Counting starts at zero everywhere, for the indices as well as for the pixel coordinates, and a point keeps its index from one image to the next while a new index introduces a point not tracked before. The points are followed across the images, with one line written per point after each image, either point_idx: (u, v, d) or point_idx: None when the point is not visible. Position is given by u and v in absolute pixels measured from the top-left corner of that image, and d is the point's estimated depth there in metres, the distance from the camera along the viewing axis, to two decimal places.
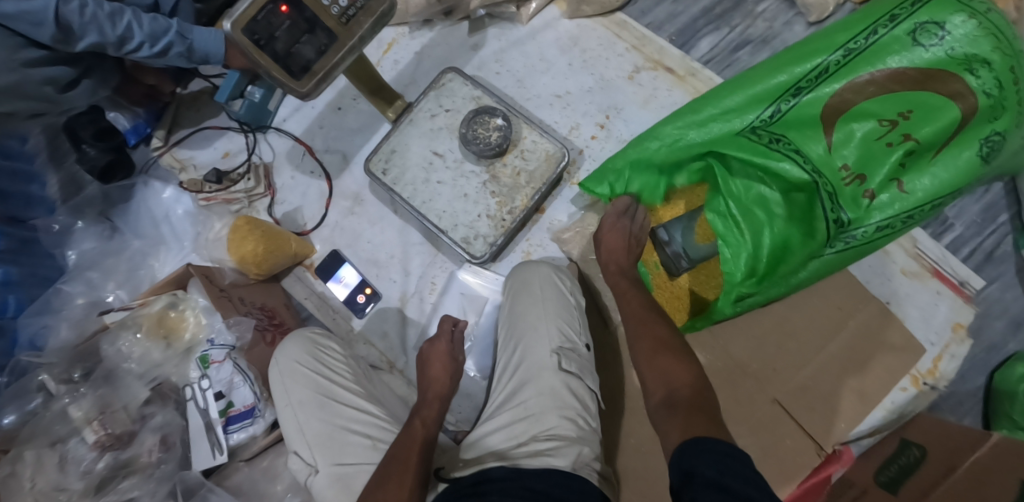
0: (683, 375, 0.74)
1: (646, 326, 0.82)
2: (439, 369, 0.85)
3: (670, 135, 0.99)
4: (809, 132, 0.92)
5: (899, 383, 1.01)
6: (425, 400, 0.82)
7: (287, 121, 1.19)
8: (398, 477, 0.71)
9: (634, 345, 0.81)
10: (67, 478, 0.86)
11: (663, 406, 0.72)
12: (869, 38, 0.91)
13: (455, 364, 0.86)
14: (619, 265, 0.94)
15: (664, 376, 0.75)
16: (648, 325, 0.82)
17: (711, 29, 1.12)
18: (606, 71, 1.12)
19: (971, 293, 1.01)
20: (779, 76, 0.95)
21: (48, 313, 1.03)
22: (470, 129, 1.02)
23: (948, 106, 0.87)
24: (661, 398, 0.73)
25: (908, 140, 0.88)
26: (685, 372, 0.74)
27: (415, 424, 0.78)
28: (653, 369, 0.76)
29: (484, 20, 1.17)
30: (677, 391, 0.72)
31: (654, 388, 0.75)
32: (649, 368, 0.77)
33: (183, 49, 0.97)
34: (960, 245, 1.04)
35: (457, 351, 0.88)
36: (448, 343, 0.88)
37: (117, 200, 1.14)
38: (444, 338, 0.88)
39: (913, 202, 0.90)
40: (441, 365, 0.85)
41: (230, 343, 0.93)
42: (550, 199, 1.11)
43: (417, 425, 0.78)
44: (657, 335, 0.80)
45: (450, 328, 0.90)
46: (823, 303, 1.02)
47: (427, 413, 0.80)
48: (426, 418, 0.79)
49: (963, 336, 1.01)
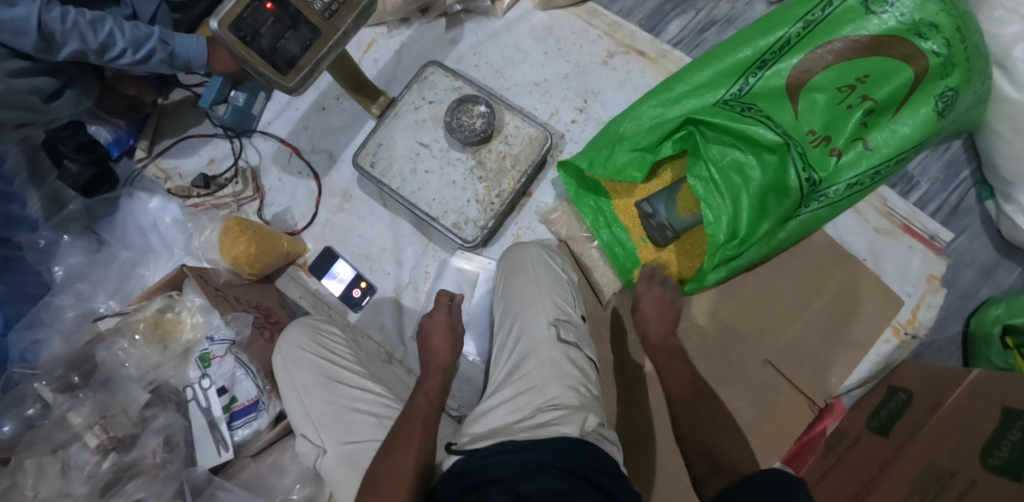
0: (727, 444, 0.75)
1: (696, 402, 0.83)
2: (440, 341, 0.88)
3: (647, 114, 1.02)
4: (777, 102, 0.97)
5: (881, 335, 1.05)
6: (427, 373, 0.84)
7: (271, 124, 1.21)
8: (405, 447, 0.73)
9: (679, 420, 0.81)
10: (70, 483, 0.85)
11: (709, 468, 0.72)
12: (825, 9, 0.96)
13: (455, 336, 0.89)
14: (658, 336, 0.95)
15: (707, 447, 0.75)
16: (693, 405, 0.83)
17: (678, 13, 1.17)
18: (581, 57, 1.16)
19: (941, 245, 1.06)
20: (744, 51, 1.00)
21: (40, 327, 1.02)
22: (454, 118, 1.04)
23: (901, 68, 0.93)
24: (705, 462, 0.73)
25: (867, 100, 0.93)
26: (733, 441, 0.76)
27: (418, 397, 0.80)
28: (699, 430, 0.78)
29: (460, 16, 1.20)
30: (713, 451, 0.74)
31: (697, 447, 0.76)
32: (693, 435, 0.78)
33: (165, 55, 0.98)
34: (927, 202, 1.09)
35: (455, 322, 0.91)
36: (446, 315, 0.91)
37: (101, 214, 1.13)
38: (442, 311, 0.91)
39: (879, 159, 0.95)
40: (442, 337, 0.88)
41: (230, 338, 0.93)
42: (535, 183, 1.14)
43: (421, 397, 0.79)
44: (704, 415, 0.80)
45: (447, 302, 0.93)
46: (804, 264, 1.07)
47: (431, 385, 0.82)
48: (429, 392, 0.81)
49: (938, 287, 1.05)
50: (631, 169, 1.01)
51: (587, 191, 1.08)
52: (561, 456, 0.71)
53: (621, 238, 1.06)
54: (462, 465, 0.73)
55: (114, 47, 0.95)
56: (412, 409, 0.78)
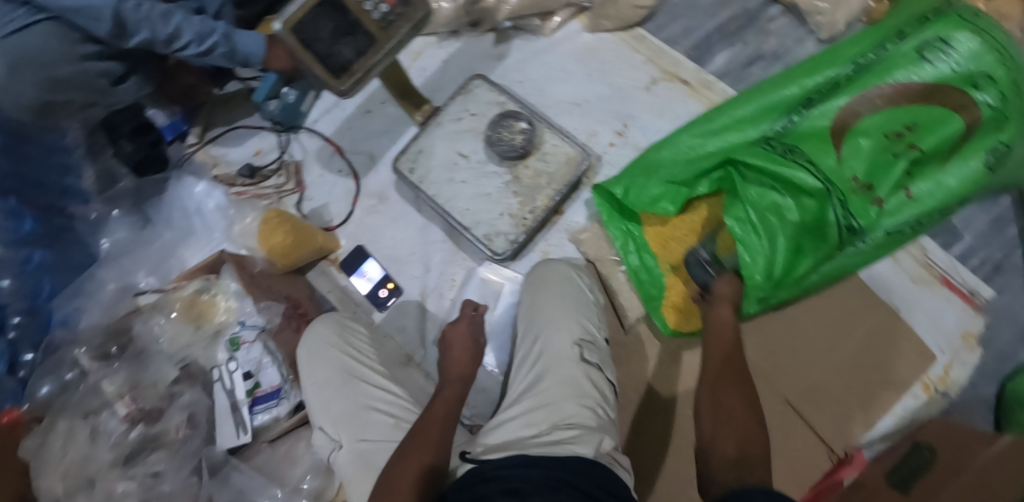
0: (760, 450, 0.69)
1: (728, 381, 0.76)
2: (461, 351, 0.88)
3: (687, 143, 1.03)
4: (819, 144, 0.95)
5: (909, 389, 1.02)
6: (445, 381, 0.85)
7: (318, 122, 1.25)
8: (421, 453, 0.73)
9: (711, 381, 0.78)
10: (97, 449, 0.88)
11: (733, 464, 0.66)
12: (877, 54, 0.96)
13: (476, 345, 0.90)
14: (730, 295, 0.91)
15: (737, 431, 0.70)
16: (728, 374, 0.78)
17: (725, 45, 1.17)
18: (623, 81, 1.17)
19: (980, 302, 1.04)
20: (790, 89, 0.99)
21: (82, 297, 1.10)
22: (495, 132, 1.07)
23: (949, 117, 0.91)
24: (732, 457, 0.67)
25: (913, 149, 0.92)
26: (757, 439, 0.69)
27: (436, 402, 0.81)
28: (725, 424, 0.71)
29: (510, 32, 1.23)
30: (741, 461, 0.66)
31: (723, 446, 0.69)
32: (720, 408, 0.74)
33: (228, 49, 1.03)
34: (969, 255, 1.06)
35: (476, 333, 0.92)
36: (469, 326, 0.92)
37: (150, 193, 1.20)
38: (464, 321, 0.93)
39: (921, 209, 0.93)
40: (462, 346, 0.89)
41: (259, 324, 0.99)
42: (568, 202, 1.14)
43: (439, 403, 0.81)
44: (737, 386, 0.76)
45: (471, 312, 0.94)
46: (835, 305, 1.05)
47: (449, 392, 0.83)
48: (448, 397, 0.82)
49: (973, 345, 1.03)
50: (665, 201, 1.02)
51: (620, 214, 1.07)
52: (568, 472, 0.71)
53: (649, 264, 1.05)
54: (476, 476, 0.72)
55: (180, 39, 1.00)
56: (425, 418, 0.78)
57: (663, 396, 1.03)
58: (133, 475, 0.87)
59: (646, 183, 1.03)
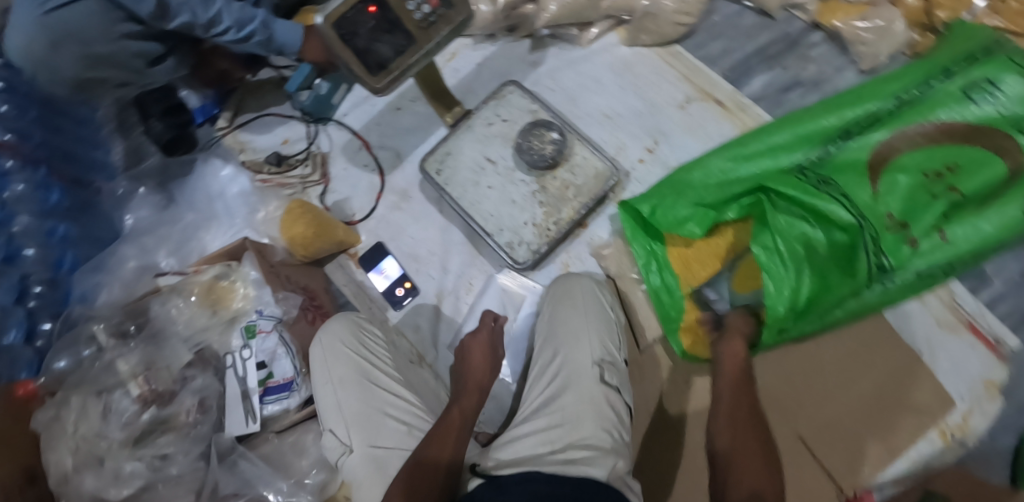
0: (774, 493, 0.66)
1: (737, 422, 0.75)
2: (479, 357, 0.87)
3: (718, 167, 1.01)
4: (855, 179, 0.93)
5: (926, 433, 0.99)
6: (464, 389, 0.84)
7: (346, 116, 1.24)
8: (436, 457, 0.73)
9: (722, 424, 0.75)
10: (109, 427, 0.88)
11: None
12: (921, 90, 0.95)
13: (493, 355, 0.89)
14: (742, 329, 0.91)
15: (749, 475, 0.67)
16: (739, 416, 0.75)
17: (764, 69, 1.16)
18: (657, 97, 1.16)
19: (1006, 351, 1.01)
20: (828, 119, 0.98)
21: (102, 272, 1.09)
22: (526, 140, 1.06)
23: (993, 160, 0.90)
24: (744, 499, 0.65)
25: (953, 191, 0.90)
26: (771, 487, 0.66)
27: (452, 413, 0.80)
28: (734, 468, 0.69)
29: (546, 40, 1.22)
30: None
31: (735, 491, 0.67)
32: (731, 451, 0.71)
33: (264, 38, 1.03)
34: (998, 302, 1.04)
35: (495, 343, 0.91)
36: (488, 336, 0.91)
37: (174, 173, 1.22)
38: (485, 331, 0.92)
39: (954, 252, 0.91)
40: (482, 351, 0.88)
41: (277, 315, 0.98)
42: (592, 216, 1.13)
43: (457, 408, 0.80)
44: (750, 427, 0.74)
45: (490, 322, 0.94)
46: (856, 343, 1.03)
47: (466, 403, 0.82)
48: (464, 409, 0.80)
49: (994, 394, 1.00)
50: (692, 223, 1.01)
51: (645, 231, 1.06)
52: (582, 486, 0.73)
53: (670, 284, 1.04)
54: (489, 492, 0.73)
55: (220, 24, 1.00)
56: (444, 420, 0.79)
57: (672, 420, 1.02)
58: (141, 457, 0.88)
59: (674, 204, 1.02)
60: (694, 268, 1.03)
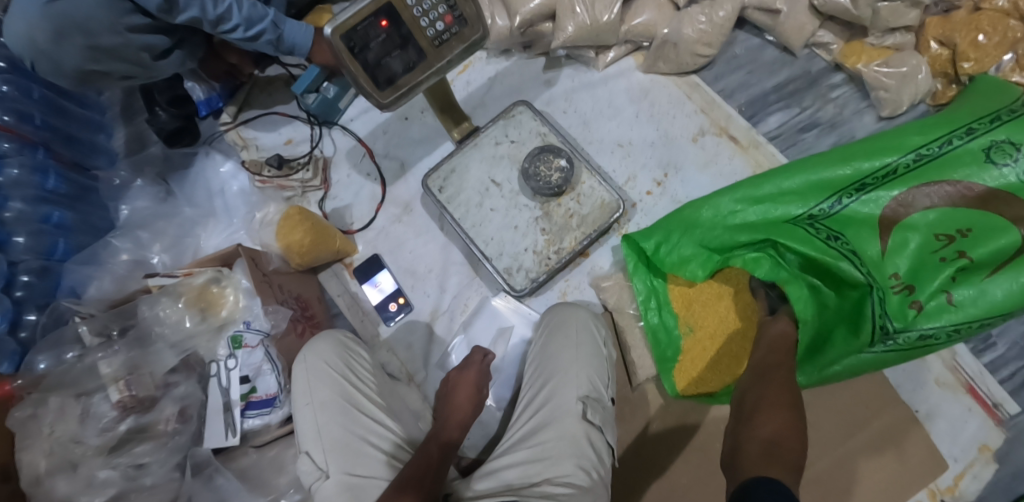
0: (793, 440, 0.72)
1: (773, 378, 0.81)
2: (464, 397, 0.88)
3: (727, 208, 0.99)
4: (865, 233, 0.91)
5: (915, 494, 0.98)
6: (444, 424, 0.85)
7: (353, 121, 1.22)
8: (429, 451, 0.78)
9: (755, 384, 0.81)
10: (85, 431, 0.87)
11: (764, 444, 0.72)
12: (941, 147, 0.92)
13: (478, 395, 0.89)
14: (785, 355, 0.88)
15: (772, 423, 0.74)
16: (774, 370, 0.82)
17: (781, 106, 1.13)
18: (671, 129, 1.14)
19: (1003, 416, 0.99)
20: (843, 169, 0.96)
21: (94, 265, 1.07)
22: (533, 165, 1.04)
23: (1008, 228, 0.86)
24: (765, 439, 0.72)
25: (963, 257, 0.86)
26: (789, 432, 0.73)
27: (432, 445, 0.80)
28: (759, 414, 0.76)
29: (561, 60, 1.19)
30: (774, 443, 0.71)
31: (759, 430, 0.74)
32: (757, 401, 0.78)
33: (274, 37, 1.00)
34: (1000, 366, 1.02)
35: (482, 383, 0.91)
36: (476, 374, 0.92)
37: (176, 164, 1.21)
38: (473, 368, 0.92)
39: (961, 317, 0.86)
40: (467, 393, 0.89)
41: (265, 330, 0.94)
42: (595, 244, 1.11)
43: (449, 426, 0.84)
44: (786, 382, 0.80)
45: (479, 359, 0.94)
46: (852, 398, 1.02)
47: (447, 436, 0.83)
48: (444, 442, 0.81)
49: (988, 459, 0.98)
50: (694, 263, 1.00)
51: (647, 266, 1.04)
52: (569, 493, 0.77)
53: (668, 324, 1.03)
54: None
55: (228, 22, 0.98)
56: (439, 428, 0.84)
57: (659, 463, 1.00)
58: (116, 464, 0.87)
59: (679, 243, 1.01)
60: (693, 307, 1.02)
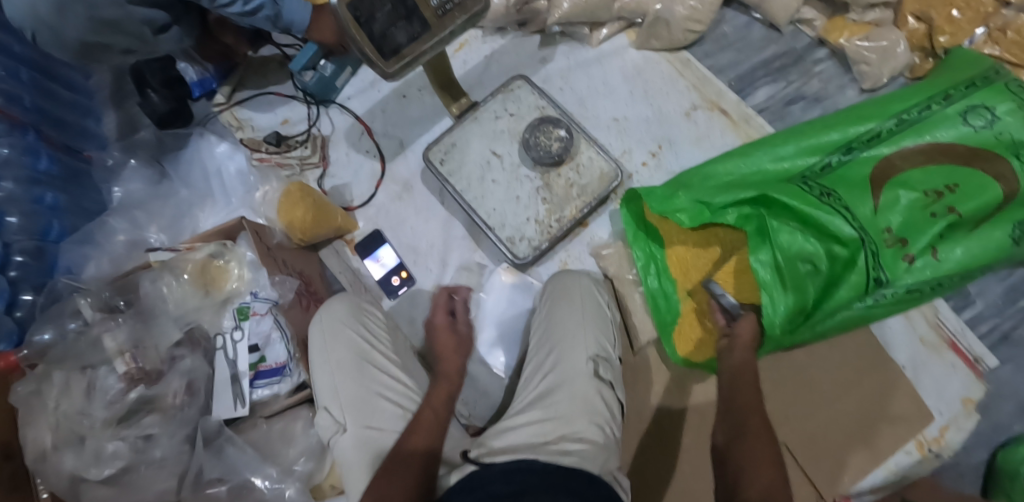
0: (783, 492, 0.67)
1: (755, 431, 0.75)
2: (448, 339, 0.92)
3: (721, 173, 1.03)
4: (857, 192, 0.94)
5: (905, 446, 1.02)
6: (441, 374, 0.86)
7: (350, 100, 1.23)
8: (403, 473, 0.72)
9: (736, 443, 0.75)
10: (91, 405, 0.86)
11: None
12: (922, 112, 0.97)
13: (461, 342, 0.92)
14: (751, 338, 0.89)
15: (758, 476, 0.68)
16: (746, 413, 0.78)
17: (769, 81, 1.17)
18: (664, 104, 1.17)
19: (983, 370, 1.05)
20: (831, 134, 1.01)
21: (90, 245, 1.05)
22: (533, 135, 1.06)
23: (990, 185, 0.92)
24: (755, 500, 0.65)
25: (952, 212, 0.92)
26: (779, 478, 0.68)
27: (425, 409, 0.79)
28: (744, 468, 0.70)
29: (556, 37, 1.21)
30: None
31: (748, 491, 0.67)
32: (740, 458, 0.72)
33: (272, 13, 1.01)
34: (980, 322, 1.07)
35: (457, 325, 0.95)
36: (447, 318, 0.95)
37: (170, 147, 1.18)
38: (443, 312, 0.96)
39: (946, 270, 0.93)
40: (449, 336, 0.92)
41: (272, 298, 0.96)
42: (593, 216, 1.13)
43: (427, 410, 0.79)
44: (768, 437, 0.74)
45: (448, 296, 0.98)
46: (843, 358, 1.05)
47: (438, 394, 0.82)
48: (435, 403, 0.80)
49: (971, 411, 1.03)
50: (683, 214, 1.01)
51: (646, 235, 1.08)
52: (565, 481, 0.72)
53: (667, 290, 1.05)
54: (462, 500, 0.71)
55: None
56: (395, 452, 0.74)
57: (665, 424, 1.03)
58: (125, 436, 0.86)
59: (674, 205, 1.02)
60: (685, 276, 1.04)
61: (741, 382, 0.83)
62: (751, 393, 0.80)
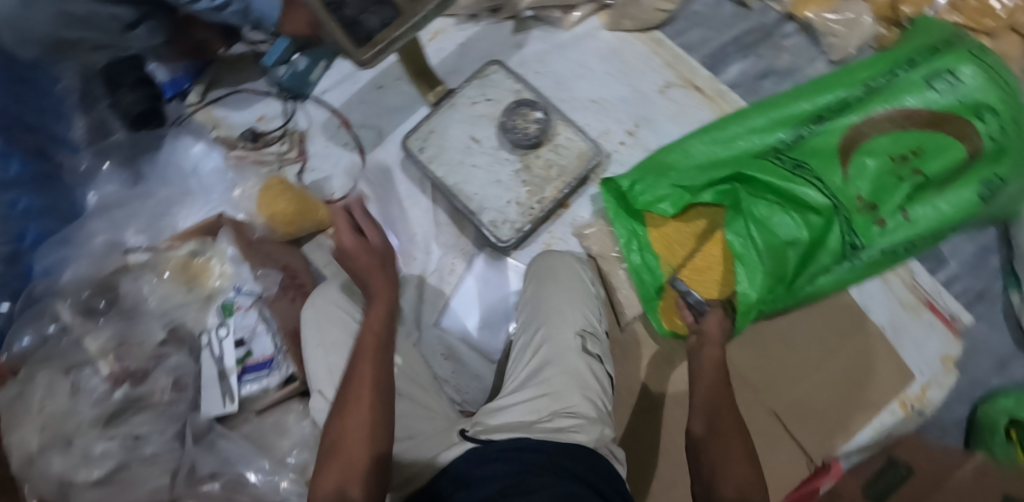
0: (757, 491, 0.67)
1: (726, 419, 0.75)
2: (365, 258, 0.83)
3: (698, 150, 1.05)
4: (827, 162, 0.97)
5: (888, 405, 1.05)
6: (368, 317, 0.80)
7: (327, 93, 1.23)
8: (357, 412, 0.70)
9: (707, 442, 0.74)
10: (77, 405, 0.85)
11: None
12: (888, 78, 0.99)
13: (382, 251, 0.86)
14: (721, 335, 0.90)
15: (726, 472, 0.69)
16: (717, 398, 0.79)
17: (740, 57, 1.19)
18: (640, 83, 1.18)
19: (960, 327, 1.07)
20: (802, 104, 1.02)
21: (68, 247, 1.04)
22: (511, 119, 1.07)
23: (953, 144, 0.95)
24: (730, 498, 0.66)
25: (918, 174, 0.96)
26: (751, 474, 0.69)
27: (364, 335, 0.78)
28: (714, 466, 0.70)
29: (529, 22, 1.22)
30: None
31: (723, 488, 0.68)
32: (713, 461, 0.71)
33: (241, 8, 0.99)
34: (954, 282, 1.10)
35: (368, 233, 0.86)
36: (353, 237, 0.84)
37: (146, 147, 1.15)
38: (341, 217, 0.86)
39: (916, 231, 0.96)
40: (365, 257, 0.83)
41: (255, 291, 0.97)
42: (574, 196, 1.14)
43: (369, 336, 0.78)
44: (742, 435, 0.73)
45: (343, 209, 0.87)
46: (824, 323, 1.07)
47: (376, 314, 0.80)
48: (375, 331, 0.78)
49: (951, 369, 1.06)
50: (665, 203, 1.04)
51: (627, 213, 1.07)
52: (558, 461, 0.72)
53: (650, 264, 1.05)
54: (459, 475, 0.72)
55: None
56: (336, 439, 0.69)
57: (655, 398, 1.05)
58: (114, 436, 0.85)
59: (654, 186, 1.04)
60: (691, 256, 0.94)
61: (705, 378, 0.83)
62: (721, 387, 0.81)
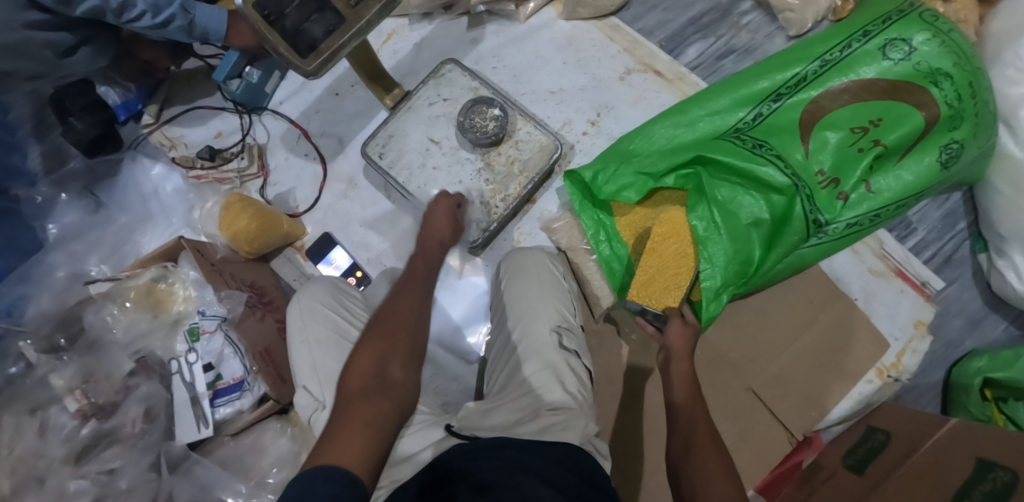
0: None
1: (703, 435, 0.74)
2: (442, 220, 0.92)
3: (660, 135, 1.03)
4: (788, 138, 0.97)
5: (864, 375, 1.05)
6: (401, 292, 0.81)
7: (283, 104, 1.20)
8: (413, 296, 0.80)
9: (685, 458, 0.73)
10: (46, 445, 0.85)
11: None
12: (843, 51, 0.98)
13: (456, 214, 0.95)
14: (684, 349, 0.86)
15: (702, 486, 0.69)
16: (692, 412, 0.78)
17: (698, 37, 1.18)
18: (598, 71, 1.17)
19: (932, 293, 1.08)
20: (761, 82, 1.01)
21: (28, 284, 0.98)
22: (467, 118, 1.06)
23: (912, 113, 0.94)
24: None
25: (878, 145, 0.94)
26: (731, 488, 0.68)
27: (416, 262, 0.87)
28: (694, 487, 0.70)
29: (484, 17, 1.21)
30: None
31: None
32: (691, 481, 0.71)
33: (185, 22, 0.97)
34: (922, 248, 1.10)
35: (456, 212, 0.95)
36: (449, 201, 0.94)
37: (104, 175, 1.12)
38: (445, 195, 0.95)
39: (880, 202, 0.96)
40: (444, 217, 0.92)
41: (220, 315, 0.93)
42: (541, 191, 1.14)
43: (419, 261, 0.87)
44: (720, 452, 0.72)
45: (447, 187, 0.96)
46: (796, 297, 1.08)
47: (427, 254, 0.89)
48: (427, 259, 0.88)
49: (924, 333, 1.06)
50: (629, 190, 1.03)
51: (592, 203, 1.08)
52: (544, 463, 0.71)
53: (620, 253, 1.06)
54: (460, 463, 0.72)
55: (133, 8, 0.95)
56: (382, 316, 0.77)
57: (636, 385, 1.05)
58: (86, 474, 0.85)
59: (615, 175, 1.03)
60: (672, 241, 1.00)
61: (678, 395, 0.81)
62: (699, 403, 0.79)
